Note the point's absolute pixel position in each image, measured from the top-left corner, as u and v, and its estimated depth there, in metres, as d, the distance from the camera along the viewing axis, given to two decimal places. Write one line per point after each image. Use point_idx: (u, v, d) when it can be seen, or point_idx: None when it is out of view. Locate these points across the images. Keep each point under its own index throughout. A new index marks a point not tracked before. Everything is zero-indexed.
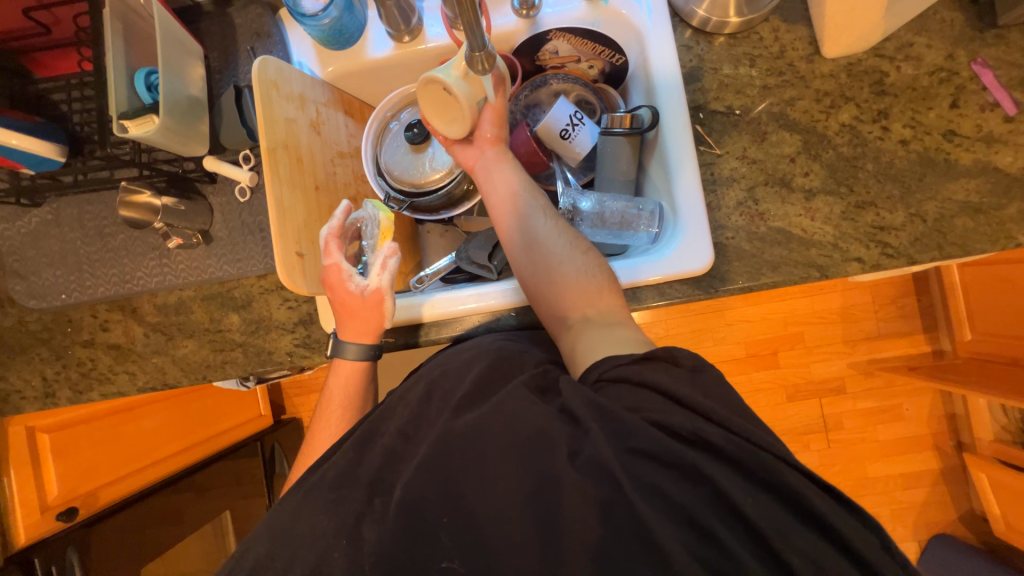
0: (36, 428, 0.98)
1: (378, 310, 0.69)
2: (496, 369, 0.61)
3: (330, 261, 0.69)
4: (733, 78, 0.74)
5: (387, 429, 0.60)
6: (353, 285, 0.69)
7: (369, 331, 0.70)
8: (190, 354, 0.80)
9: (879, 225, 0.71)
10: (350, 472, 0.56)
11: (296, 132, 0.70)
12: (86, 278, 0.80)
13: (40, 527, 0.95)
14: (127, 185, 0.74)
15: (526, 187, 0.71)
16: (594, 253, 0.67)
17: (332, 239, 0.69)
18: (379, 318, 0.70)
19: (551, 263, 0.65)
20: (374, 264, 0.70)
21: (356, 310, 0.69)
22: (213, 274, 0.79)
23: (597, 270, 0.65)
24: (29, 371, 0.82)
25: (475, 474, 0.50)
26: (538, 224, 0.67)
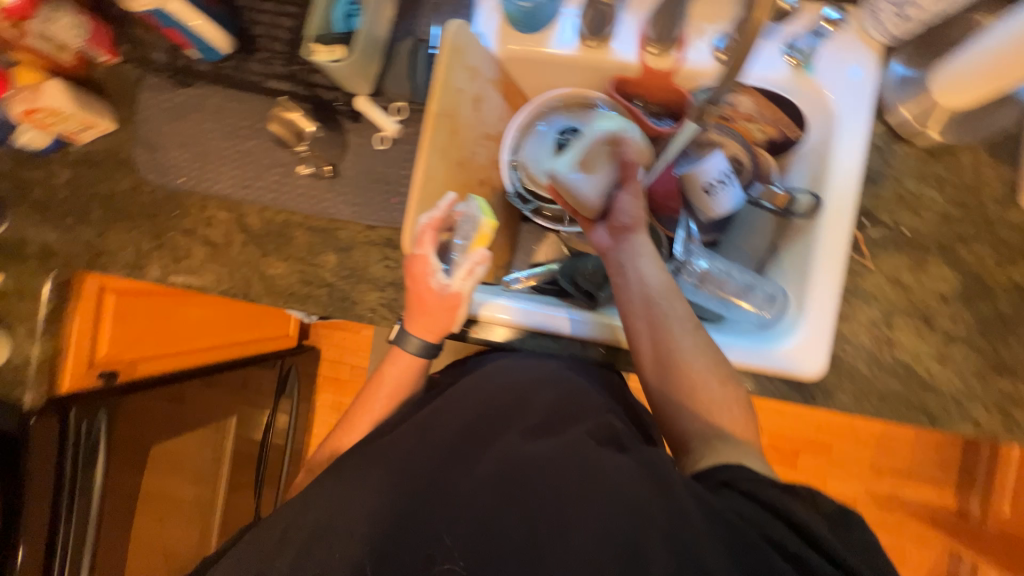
0: (108, 286, 0.99)
1: (451, 313, 0.67)
2: (564, 406, 0.64)
3: (420, 252, 0.65)
4: (913, 196, 0.69)
5: (461, 428, 0.62)
6: (435, 282, 0.66)
7: (435, 330, 0.68)
8: (279, 277, 0.80)
9: (1011, 395, 0.66)
10: (424, 457, 0.59)
11: (460, 104, 0.69)
12: (208, 170, 0.81)
13: (82, 380, 0.96)
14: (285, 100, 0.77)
15: (668, 291, 0.64)
16: (733, 383, 0.63)
17: (428, 230, 0.65)
18: (448, 323, 0.68)
19: (687, 386, 0.62)
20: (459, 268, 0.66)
21: (430, 306, 0.67)
22: (326, 209, 0.78)
23: (734, 401, 0.62)
24: (126, 238, 0.84)
25: (547, 506, 0.53)
26: (674, 340, 0.63)
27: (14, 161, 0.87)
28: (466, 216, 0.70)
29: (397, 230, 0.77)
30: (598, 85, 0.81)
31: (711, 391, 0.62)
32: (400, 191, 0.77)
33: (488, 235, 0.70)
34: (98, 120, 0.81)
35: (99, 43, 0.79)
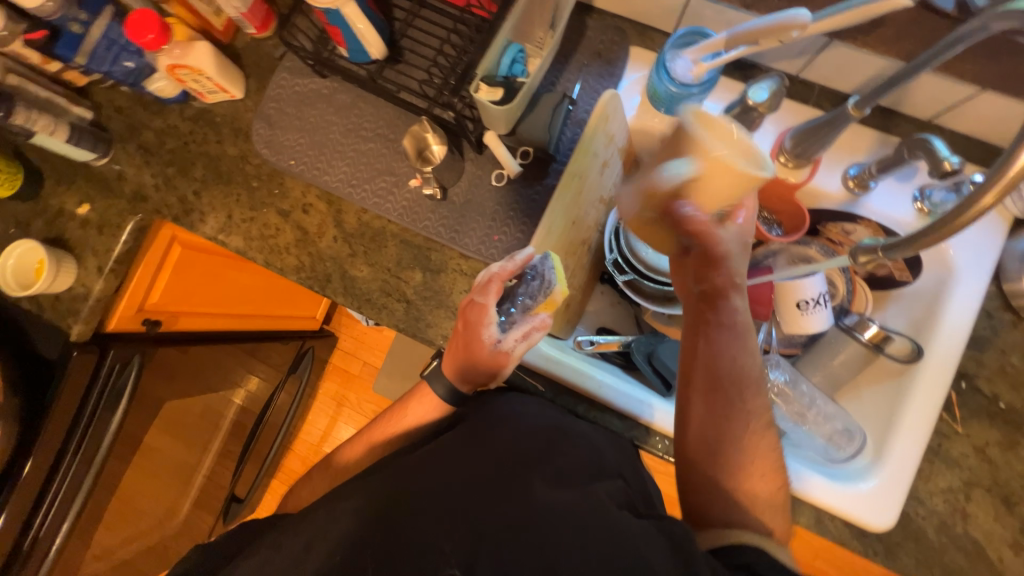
0: (178, 238, 1.00)
1: (493, 369, 0.67)
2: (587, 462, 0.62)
3: (482, 300, 0.64)
4: (1017, 371, 0.68)
5: (493, 463, 0.61)
6: (488, 337, 0.65)
7: (472, 378, 0.69)
8: (359, 280, 0.80)
9: None
10: (456, 495, 0.57)
11: (591, 167, 0.70)
12: (320, 160, 0.82)
13: (127, 323, 0.96)
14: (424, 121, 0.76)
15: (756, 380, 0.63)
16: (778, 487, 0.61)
17: (496, 281, 0.65)
18: (486, 376, 0.68)
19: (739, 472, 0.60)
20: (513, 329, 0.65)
21: (475, 357, 0.67)
22: (425, 228, 0.78)
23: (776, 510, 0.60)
24: (220, 202, 0.85)
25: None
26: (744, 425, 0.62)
27: (135, 101, 0.89)
28: (535, 274, 0.66)
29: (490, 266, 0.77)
30: None
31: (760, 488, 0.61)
32: (503, 230, 0.77)
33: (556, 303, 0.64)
34: (230, 87, 0.83)
35: (253, 17, 0.80)
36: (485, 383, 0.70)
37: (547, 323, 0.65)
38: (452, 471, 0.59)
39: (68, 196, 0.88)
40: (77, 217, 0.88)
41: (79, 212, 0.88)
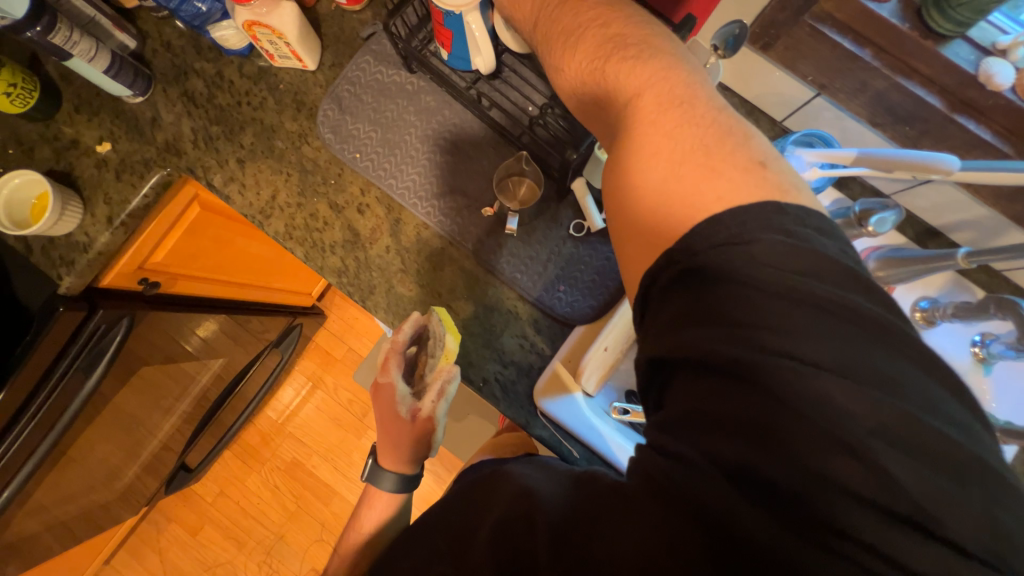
0: (199, 197, 0.89)
1: (421, 436, 0.68)
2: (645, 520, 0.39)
3: (384, 381, 0.68)
4: None
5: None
6: (401, 409, 0.68)
7: (410, 459, 0.70)
8: (406, 300, 0.74)
9: None
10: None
11: None
12: (388, 161, 0.75)
13: (120, 281, 0.85)
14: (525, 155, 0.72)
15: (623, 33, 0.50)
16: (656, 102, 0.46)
17: (392, 359, 0.68)
18: (418, 450, 0.70)
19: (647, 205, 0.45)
20: (431, 392, 0.67)
21: (399, 434, 0.68)
22: (489, 260, 0.73)
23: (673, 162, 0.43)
24: (266, 178, 0.76)
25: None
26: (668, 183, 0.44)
27: (188, 41, 0.79)
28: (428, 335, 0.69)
29: (550, 318, 0.72)
30: None
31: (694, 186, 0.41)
32: (571, 282, 0.72)
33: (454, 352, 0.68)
34: (305, 57, 0.74)
35: None
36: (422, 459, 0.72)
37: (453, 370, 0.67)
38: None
39: (87, 128, 0.77)
40: (94, 155, 0.77)
41: (98, 150, 0.77)
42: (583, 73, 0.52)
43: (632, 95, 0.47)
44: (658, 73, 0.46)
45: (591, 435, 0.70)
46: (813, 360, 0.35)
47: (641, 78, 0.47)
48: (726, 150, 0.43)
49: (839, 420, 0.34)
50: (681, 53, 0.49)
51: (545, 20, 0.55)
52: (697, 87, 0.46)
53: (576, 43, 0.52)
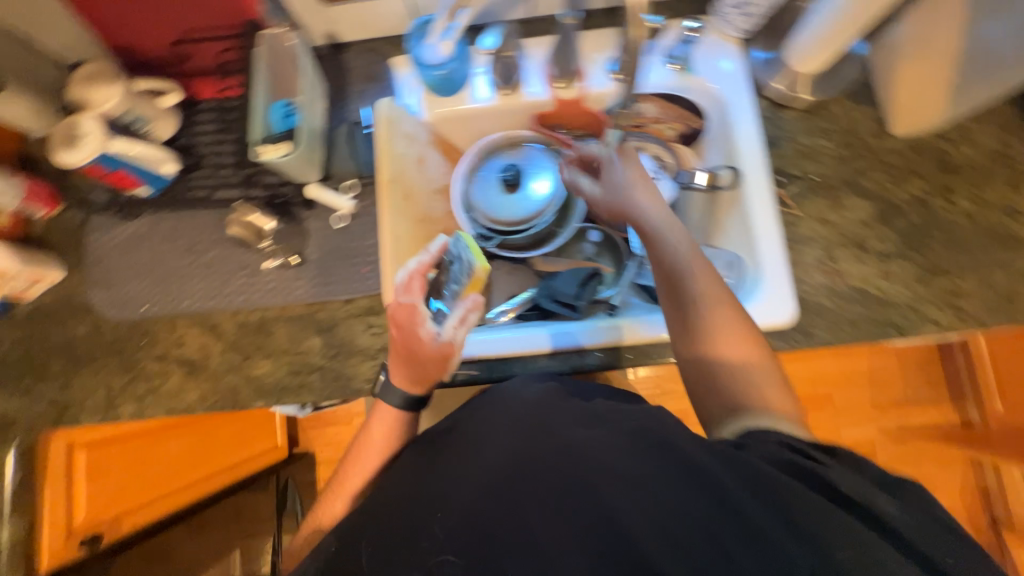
0: (75, 442, 0.92)
1: (442, 363, 0.66)
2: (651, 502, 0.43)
3: (407, 299, 0.66)
4: (810, 148, 0.80)
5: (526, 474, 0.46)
6: (425, 331, 0.65)
7: (424, 380, 0.67)
8: (266, 375, 0.79)
9: (953, 291, 0.75)
10: (585, 525, 0.42)
11: (405, 170, 0.75)
12: (172, 291, 0.81)
13: (62, 556, 0.88)
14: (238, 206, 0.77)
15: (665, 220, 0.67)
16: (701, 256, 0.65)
17: (416, 276, 0.69)
18: (435, 371, 0.67)
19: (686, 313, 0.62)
20: (451, 321, 0.67)
21: (420, 355, 0.65)
22: (300, 295, 0.80)
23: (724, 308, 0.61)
24: (94, 382, 0.80)
25: (771, 449, 0.48)
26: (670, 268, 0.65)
27: None
28: (456, 261, 0.73)
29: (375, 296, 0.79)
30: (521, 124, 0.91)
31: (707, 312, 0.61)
32: (369, 259, 0.79)
33: (481, 279, 0.72)
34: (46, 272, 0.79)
35: (36, 197, 0.80)
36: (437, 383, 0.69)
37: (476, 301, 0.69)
38: (484, 503, 0.45)
39: None
40: None
41: None
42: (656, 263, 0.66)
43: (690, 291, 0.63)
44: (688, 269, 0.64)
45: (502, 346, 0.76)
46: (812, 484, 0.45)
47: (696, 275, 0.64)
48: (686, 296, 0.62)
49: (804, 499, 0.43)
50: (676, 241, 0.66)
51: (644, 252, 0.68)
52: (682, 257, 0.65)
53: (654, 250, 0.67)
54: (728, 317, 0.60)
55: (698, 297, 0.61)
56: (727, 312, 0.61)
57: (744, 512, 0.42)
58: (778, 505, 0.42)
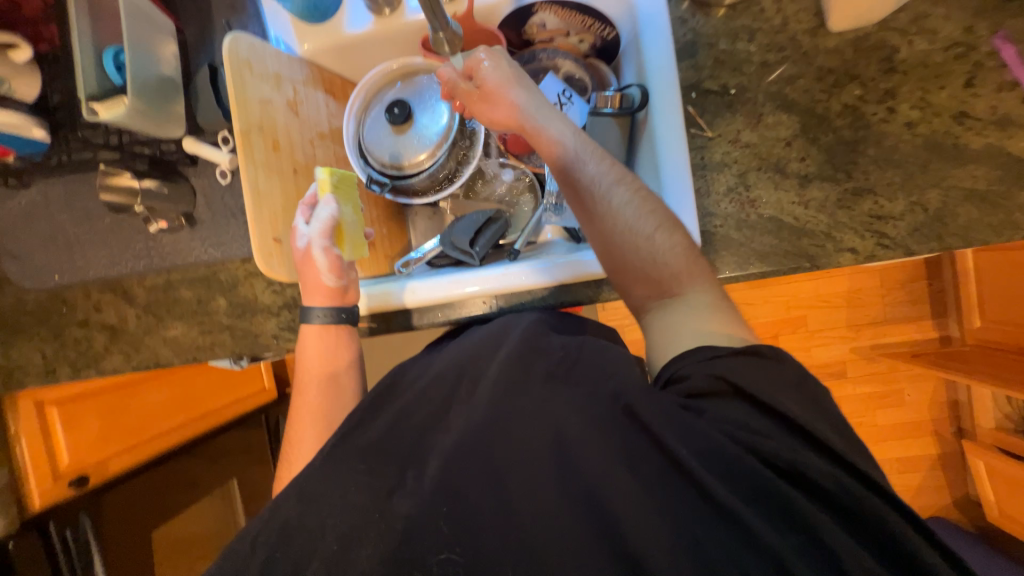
0: (45, 400, 1.01)
1: (310, 265, 0.67)
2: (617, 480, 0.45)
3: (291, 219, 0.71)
4: (730, 55, 0.69)
5: (503, 439, 0.49)
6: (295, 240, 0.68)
7: (311, 289, 0.68)
8: (181, 336, 0.81)
9: (878, 214, 0.68)
10: (569, 494, 0.45)
11: (272, 114, 0.69)
12: (78, 259, 0.82)
13: (52, 495, 1.01)
14: (106, 168, 0.72)
15: (582, 149, 0.65)
16: (629, 182, 0.65)
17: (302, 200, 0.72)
18: (311, 278, 0.68)
19: (620, 252, 0.63)
20: (314, 219, 0.67)
21: (301, 265, 0.69)
22: (198, 257, 0.79)
23: (666, 241, 0.62)
24: (29, 349, 0.85)
25: (738, 407, 0.48)
26: (595, 203, 0.63)
27: None
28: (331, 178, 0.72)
29: None
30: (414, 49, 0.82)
31: (636, 251, 0.62)
32: None
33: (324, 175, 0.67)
34: None
35: None
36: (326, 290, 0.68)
37: (336, 200, 0.68)
38: (462, 470, 0.47)
39: None
40: None
41: None
42: (578, 196, 0.65)
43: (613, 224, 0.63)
44: (607, 198, 0.63)
45: (432, 291, 0.75)
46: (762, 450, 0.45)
47: (619, 210, 0.63)
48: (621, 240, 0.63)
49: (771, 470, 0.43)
50: (596, 173, 0.64)
51: (565, 186, 0.65)
52: (604, 186, 0.64)
53: (576, 187, 0.64)
54: (677, 242, 0.63)
55: (647, 228, 0.62)
56: (673, 237, 0.63)
57: (700, 479, 0.43)
58: (746, 478, 0.43)
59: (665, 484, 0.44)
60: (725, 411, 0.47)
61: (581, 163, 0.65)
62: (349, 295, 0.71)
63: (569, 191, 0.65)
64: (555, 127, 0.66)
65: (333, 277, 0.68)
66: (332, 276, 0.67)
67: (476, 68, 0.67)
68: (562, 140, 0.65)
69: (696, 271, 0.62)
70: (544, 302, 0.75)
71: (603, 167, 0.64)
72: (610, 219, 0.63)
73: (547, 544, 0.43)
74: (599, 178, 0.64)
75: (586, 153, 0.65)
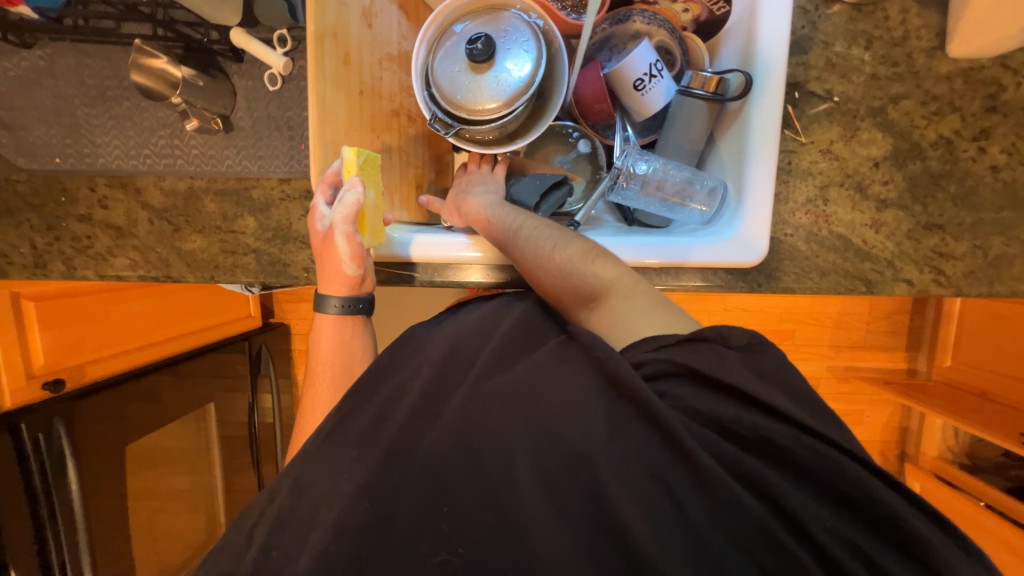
0: (22, 294, 0.95)
1: (332, 253, 0.63)
2: (606, 468, 0.43)
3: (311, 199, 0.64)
4: (843, 59, 0.66)
5: (493, 425, 0.48)
6: (319, 225, 0.63)
7: (332, 278, 0.65)
8: (198, 251, 0.74)
9: (940, 251, 0.69)
10: (562, 487, 0.44)
11: (347, 20, 0.60)
12: (85, 145, 0.72)
13: (26, 394, 0.94)
14: (140, 45, 0.63)
15: (501, 208, 0.68)
16: (550, 227, 0.66)
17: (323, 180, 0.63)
18: (334, 267, 0.64)
19: (556, 286, 0.63)
20: (337, 202, 0.59)
21: (321, 251, 0.64)
22: (230, 168, 0.71)
23: (581, 259, 0.62)
24: (14, 236, 0.75)
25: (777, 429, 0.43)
26: (525, 256, 0.64)
27: None
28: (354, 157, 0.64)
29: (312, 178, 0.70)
30: None
31: (568, 284, 0.62)
32: (306, 135, 0.69)
33: (350, 159, 0.59)
34: None
35: None
36: (349, 279, 0.64)
37: (363, 183, 0.59)
38: (449, 453, 0.47)
39: None
40: None
41: None
42: (514, 255, 0.66)
43: (540, 272, 0.64)
44: (532, 249, 0.64)
45: (462, 250, 0.71)
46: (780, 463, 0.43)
47: (541, 257, 0.63)
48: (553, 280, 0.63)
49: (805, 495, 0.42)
50: (509, 229, 0.66)
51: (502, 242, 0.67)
52: (527, 241, 0.65)
53: (510, 246, 0.66)
54: (573, 249, 0.63)
55: (545, 243, 0.63)
56: (587, 254, 0.63)
57: (715, 483, 0.41)
58: (759, 483, 0.42)
59: (662, 475, 0.42)
60: (712, 406, 0.45)
61: (512, 220, 0.67)
62: (367, 282, 0.68)
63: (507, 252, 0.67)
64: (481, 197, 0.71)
65: (354, 266, 0.63)
66: (353, 265, 0.63)
67: (431, 202, 0.77)
68: (481, 203, 0.70)
69: (642, 289, 0.60)
70: None
71: (523, 220, 0.66)
72: (538, 269, 0.64)
73: (540, 537, 0.42)
74: (523, 233, 0.65)
75: (505, 214, 0.68)
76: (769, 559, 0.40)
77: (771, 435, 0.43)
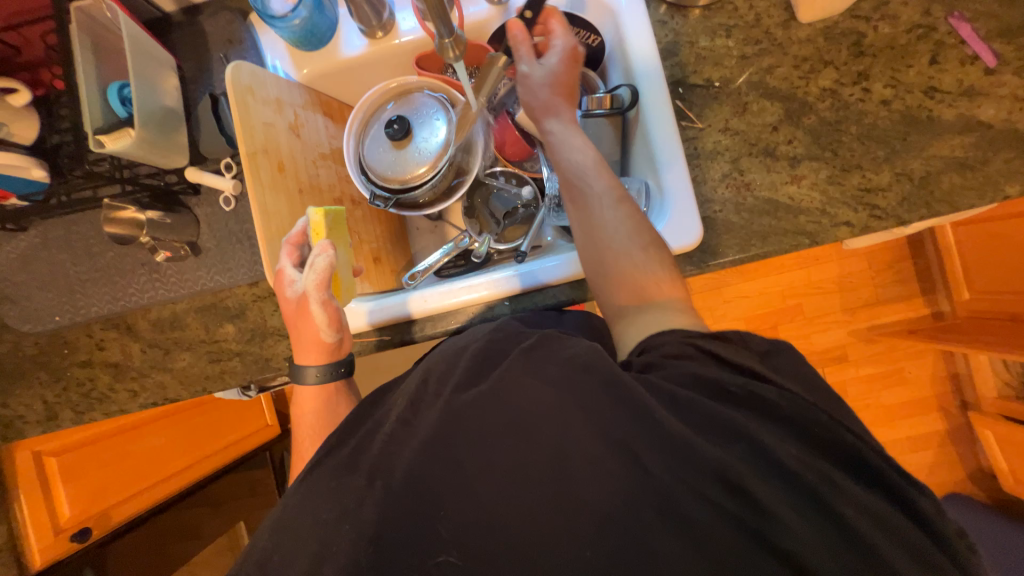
0: (42, 451, 0.98)
1: (308, 319, 0.65)
2: (584, 455, 0.42)
3: (276, 267, 0.66)
4: (710, 51, 0.74)
5: (469, 429, 0.45)
6: (291, 291, 0.65)
7: (310, 345, 0.67)
8: (189, 367, 0.80)
9: (866, 187, 0.71)
10: (543, 478, 0.42)
11: (276, 136, 0.70)
12: (79, 299, 0.80)
13: (55, 550, 0.97)
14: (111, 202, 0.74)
15: (587, 167, 0.66)
16: (656, 246, 0.63)
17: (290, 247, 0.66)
18: (310, 333, 0.66)
19: (606, 259, 0.63)
20: (309, 267, 0.62)
21: (294, 317, 0.66)
22: (204, 286, 0.78)
23: (656, 264, 0.61)
24: (29, 396, 0.82)
25: (765, 386, 0.44)
26: (592, 210, 0.64)
27: None
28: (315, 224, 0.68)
29: None
30: (408, 69, 0.86)
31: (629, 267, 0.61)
32: None
33: (320, 223, 0.64)
34: None
35: None
36: (330, 343, 0.67)
37: (331, 245, 0.63)
38: (428, 468, 0.44)
39: None
40: None
41: None
42: (576, 207, 0.66)
43: (609, 239, 0.63)
44: (611, 221, 0.63)
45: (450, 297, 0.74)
46: (767, 405, 0.43)
47: (622, 229, 0.62)
48: (615, 257, 0.62)
49: (772, 428, 0.42)
50: (597, 190, 0.65)
51: (569, 185, 0.67)
52: (610, 215, 0.63)
53: (582, 195, 0.65)
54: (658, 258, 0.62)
55: (626, 236, 0.62)
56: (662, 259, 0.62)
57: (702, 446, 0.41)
58: (744, 434, 0.41)
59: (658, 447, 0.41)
60: (707, 369, 0.47)
61: (598, 178, 0.66)
62: (345, 347, 0.70)
63: (573, 193, 0.67)
64: (565, 140, 0.69)
65: (331, 331, 0.66)
66: (331, 329, 0.65)
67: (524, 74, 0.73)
68: (568, 154, 0.68)
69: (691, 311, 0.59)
70: (555, 300, 0.74)
71: (608, 184, 0.65)
72: (609, 237, 0.63)
73: (530, 537, 0.41)
74: (609, 208, 0.64)
75: (601, 173, 0.66)
76: (748, 504, 0.39)
77: (770, 393, 0.44)
